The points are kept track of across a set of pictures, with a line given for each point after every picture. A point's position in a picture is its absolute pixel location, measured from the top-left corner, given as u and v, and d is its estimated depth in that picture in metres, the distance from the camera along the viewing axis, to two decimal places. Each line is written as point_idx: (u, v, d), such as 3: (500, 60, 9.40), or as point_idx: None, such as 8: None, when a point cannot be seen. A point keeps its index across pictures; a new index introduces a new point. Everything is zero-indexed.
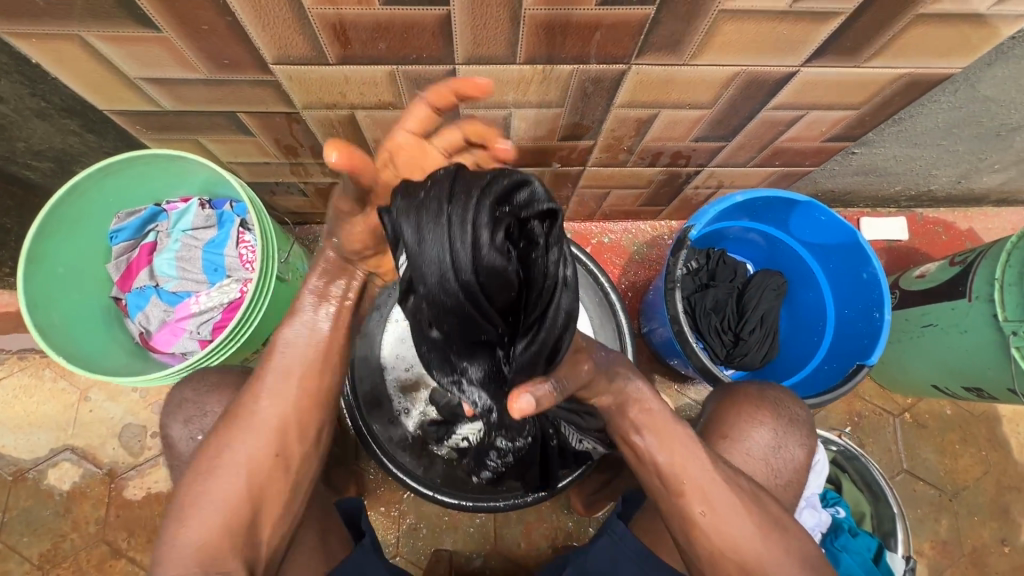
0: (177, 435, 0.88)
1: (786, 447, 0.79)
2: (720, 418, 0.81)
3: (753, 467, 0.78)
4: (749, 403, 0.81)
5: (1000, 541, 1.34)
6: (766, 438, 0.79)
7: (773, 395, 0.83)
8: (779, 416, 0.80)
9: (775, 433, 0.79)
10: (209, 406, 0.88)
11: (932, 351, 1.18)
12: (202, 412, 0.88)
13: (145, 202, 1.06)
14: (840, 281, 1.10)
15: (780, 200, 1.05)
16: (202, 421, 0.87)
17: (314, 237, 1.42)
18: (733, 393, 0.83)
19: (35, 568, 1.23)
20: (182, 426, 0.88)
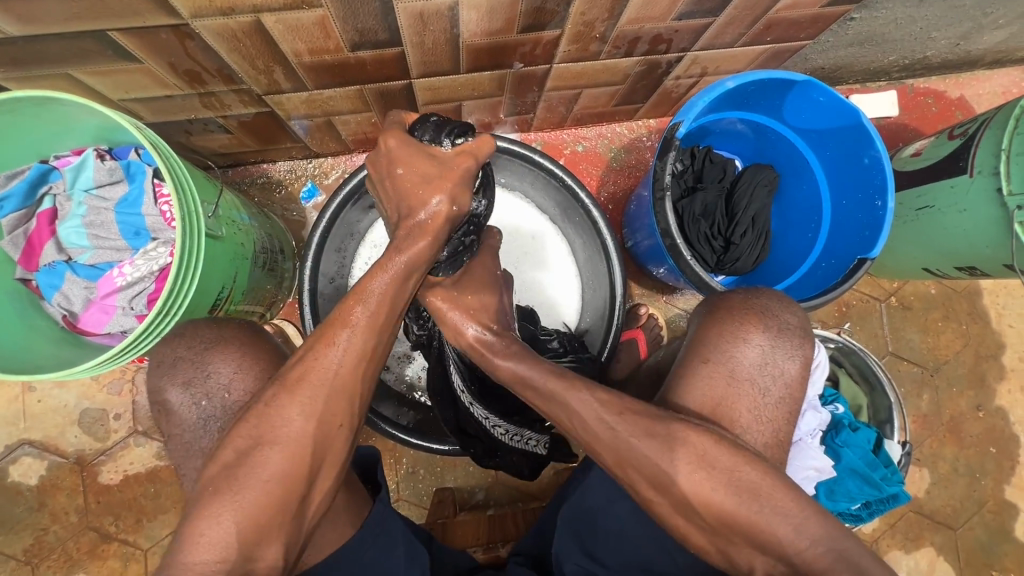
0: (173, 401, 0.76)
1: (775, 362, 0.72)
2: (703, 338, 0.74)
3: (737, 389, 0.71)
4: (730, 317, 0.75)
5: (975, 407, 1.39)
6: (753, 355, 0.72)
7: (763, 304, 0.76)
8: (767, 326, 0.73)
9: (767, 348, 0.72)
10: (211, 368, 0.76)
11: (925, 235, 1.14)
12: (203, 375, 0.76)
13: (29, 160, 0.88)
14: (839, 170, 1.01)
15: (775, 82, 0.93)
16: (205, 386, 0.76)
17: (252, 180, 1.25)
18: (715, 307, 0.76)
19: (22, 564, 1.17)
20: (181, 390, 0.76)
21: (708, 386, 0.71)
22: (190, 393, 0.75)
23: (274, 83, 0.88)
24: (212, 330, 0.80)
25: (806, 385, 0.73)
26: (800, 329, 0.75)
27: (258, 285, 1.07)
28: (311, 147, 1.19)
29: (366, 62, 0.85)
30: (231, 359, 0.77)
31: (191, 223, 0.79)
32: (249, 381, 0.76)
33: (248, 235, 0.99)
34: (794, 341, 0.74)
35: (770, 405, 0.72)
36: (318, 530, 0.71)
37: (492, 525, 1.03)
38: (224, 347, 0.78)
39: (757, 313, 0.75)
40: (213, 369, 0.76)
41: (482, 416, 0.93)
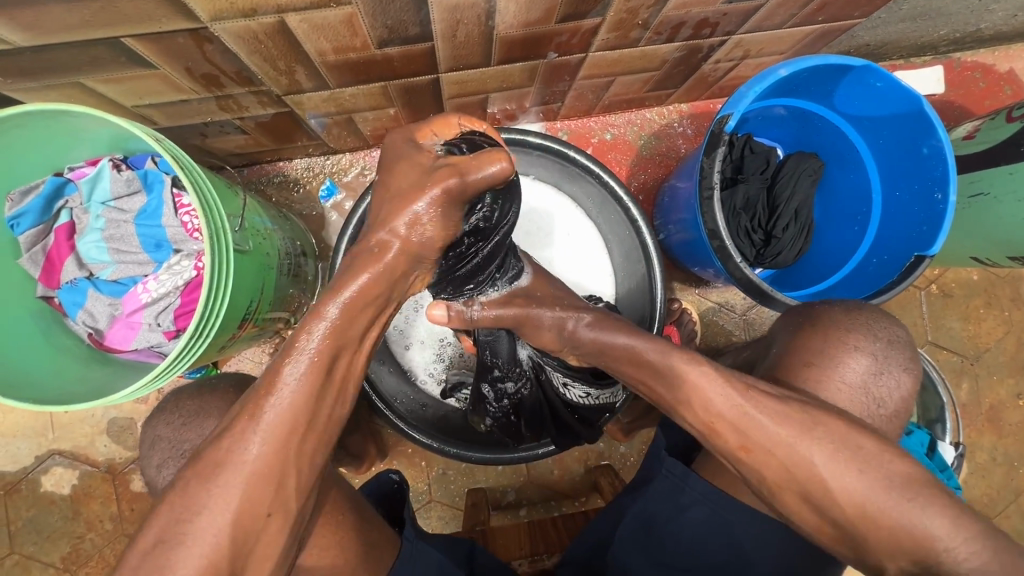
0: (151, 475, 0.78)
1: (888, 373, 0.74)
2: (806, 346, 0.75)
3: (851, 398, 0.72)
4: (835, 327, 0.76)
5: (1016, 396, 1.36)
6: (864, 364, 0.74)
7: (868, 317, 0.77)
8: (876, 339, 0.75)
9: (874, 358, 0.74)
10: (183, 445, 0.76)
11: (977, 223, 1.08)
12: (177, 452, 0.76)
13: (41, 174, 0.83)
14: (892, 159, 0.95)
15: (830, 68, 0.86)
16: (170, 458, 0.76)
17: (269, 179, 1.20)
18: (815, 319, 0.77)
19: (61, 571, 1.18)
20: (157, 469, 0.77)
21: (814, 390, 0.72)
22: (166, 471, 0.76)
23: (296, 83, 0.83)
24: (195, 402, 0.81)
25: (913, 397, 0.75)
26: (907, 343, 0.76)
27: (285, 291, 1.04)
28: (329, 143, 1.14)
29: (394, 58, 0.80)
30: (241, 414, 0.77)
31: (218, 239, 0.75)
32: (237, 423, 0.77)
33: (272, 243, 0.95)
34: (900, 352, 0.76)
35: (882, 415, 0.73)
36: None
37: (532, 532, 1.03)
38: (207, 413, 0.78)
39: (861, 328, 0.75)
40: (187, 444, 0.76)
41: (584, 394, 0.95)
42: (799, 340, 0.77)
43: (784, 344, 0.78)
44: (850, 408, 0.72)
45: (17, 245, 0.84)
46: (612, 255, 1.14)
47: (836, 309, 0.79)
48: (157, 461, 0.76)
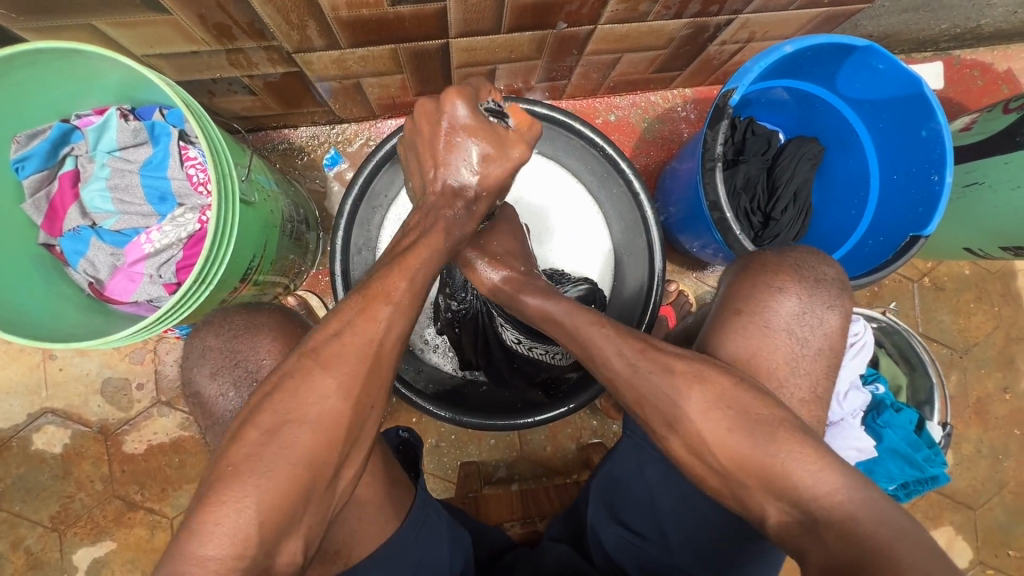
0: (207, 396, 0.76)
1: (814, 311, 0.70)
2: (736, 293, 0.72)
3: (775, 341, 0.69)
4: (763, 271, 0.73)
5: (1002, 389, 1.38)
6: (791, 305, 0.70)
7: (797, 258, 0.74)
8: (802, 277, 0.71)
9: (799, 300, 0.70)
10: (241, 356, 0.76)
11: (970, 213, 1.11)
12: (234, 363, 0.76)
13: (48, 119, 0.84)
14: (892, 142, 0.97)
15: (834, 47, 0.88)
16: (230, 374, 0.75)
17: (273, 145, 1.20)
18: (751, 265, 0.75)
19: (50, 530, 1.17)
20: (211, 379, 0.76)
21: (739, 337, 0.69)
22: (221, 380, 0.75)
23: (306, 40, 0.83)
24: (241, 316, 0.79)
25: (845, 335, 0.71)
26: (837, 282, 0.73)
27: (287, 254, 1.04)
28: (335, 111, 1.14)
29: (405, 18, 0.80)
30: (267, 341, 0.76)
31: (225, 188, 0.76)
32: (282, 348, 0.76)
33: (276, 202, 0.96)
34: (829, 291, 0.72)
35: (809, 358, 0.69)
36: (362, 508, 0.70)
37: (523, 498, 1.05)
38: (256, 332, 0.77)
39: (788, 268, 0.73)
40: (246, 354, 0.76)
41: (515, 339, 1.02)
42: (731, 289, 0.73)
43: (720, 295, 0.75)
44: (775, 353, 0.69)
45: (21, 190, 0.84)
46: (612, 229, 1.15)
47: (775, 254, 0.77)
48: (211, 370, 0.76)
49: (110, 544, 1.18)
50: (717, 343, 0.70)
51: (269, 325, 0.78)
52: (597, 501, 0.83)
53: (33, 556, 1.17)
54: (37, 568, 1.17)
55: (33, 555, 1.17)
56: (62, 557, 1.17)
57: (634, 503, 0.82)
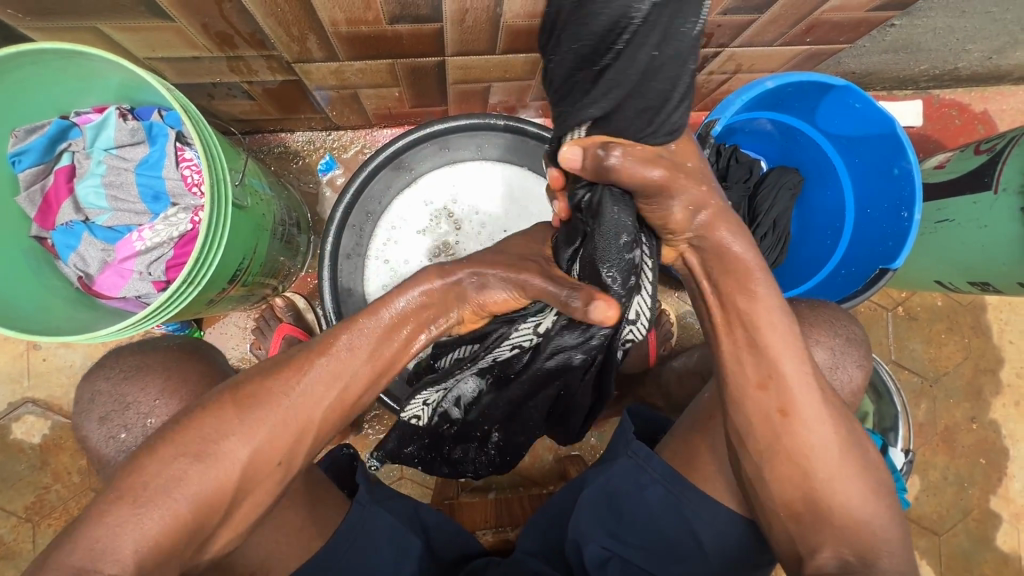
0: (92, 433, 0.77)
1: (844, 367, 0.79)
2: None
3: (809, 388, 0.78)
4: (804, 324, 0.81)
5: (969, 419, 1.42)
6: (824, 358, 0.79)
7: (829, 315, 0.83)
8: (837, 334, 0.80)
9: (831, 353, 0.79)
10: (131, 399, 0.76)
11: (940, 248, 1.15)
12: (124, 407, 0.76)
13: (47, 115, 0.85)
14: (866, 177, 1.01)
15: (814, 85, 0.92)
16: (126, 418, 0.76)
17: (269, 149, 1.22)
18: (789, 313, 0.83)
19: (23, 520, 1.17)
20: (99, 422, 0.76)
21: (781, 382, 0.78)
22: (111, 424, 0.76)
23: (306, 52, 0.86)
24: (135, 357, 0.80)
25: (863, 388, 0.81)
26: (862, 341, 0.83)
27: (277, 256, 1.06)
28: (331, 118, 1.16)
29: (403, 36, 0.83)
30: (161, 389, 0.76)
31: (219, 192, 0.78)
32: (172, 404, 0.76)
33: (269, 206, 0.98)
34: (855, 350, 0.82)
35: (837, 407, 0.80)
36: None
37: (497, 507, 1.07)
38: (147, 373, 0.77)
39: (821, 322, 0.81)
40: (135, 400, 0.76)
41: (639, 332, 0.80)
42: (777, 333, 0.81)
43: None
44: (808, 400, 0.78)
45: (16, 183, 0.86)
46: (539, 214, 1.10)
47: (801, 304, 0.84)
48: (100, 415, 0.76)
49: None
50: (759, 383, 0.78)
51: (159, 368, 0.78)
52: (582, 513, 0.84)
53: (5, 546, 1.16)
54: (8, 558, 1.16)
55: (4, 545, 1.16)
56: (35, 548, 1.17)
57: (603, 513, 0.84)
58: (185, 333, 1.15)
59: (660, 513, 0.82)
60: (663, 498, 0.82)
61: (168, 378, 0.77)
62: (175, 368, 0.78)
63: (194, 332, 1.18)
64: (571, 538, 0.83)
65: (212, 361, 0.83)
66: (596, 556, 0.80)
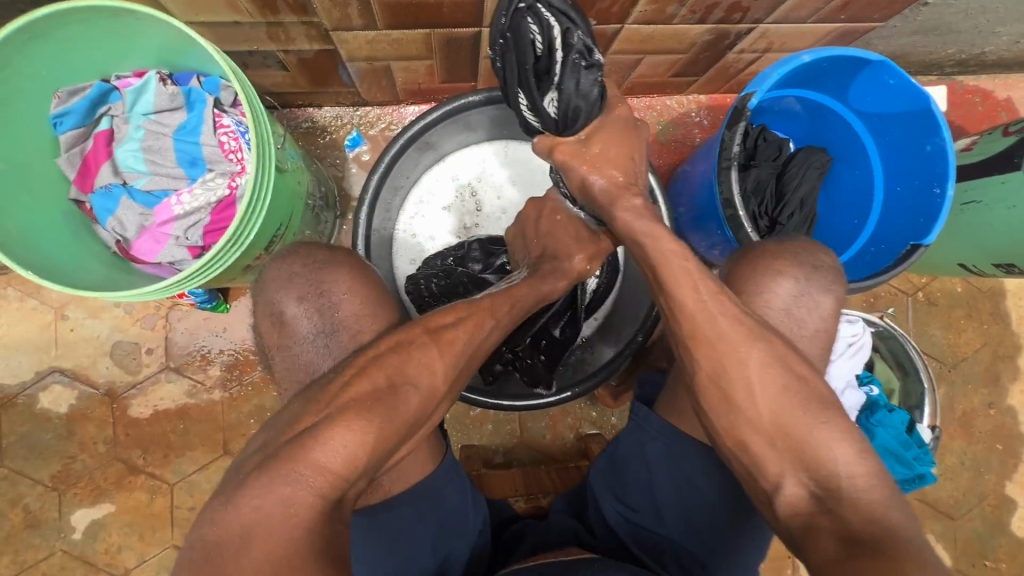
0: (286, 313, 0.76)
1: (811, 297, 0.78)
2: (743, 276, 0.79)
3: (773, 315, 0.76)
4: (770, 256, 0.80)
5: (987, 405, 1.43)
6: (789, 288, 0.78)
7: (798, 248, 0.82)
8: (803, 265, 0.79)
9: (798, 283, 0.78)
10: (326, 286, 0.77)
11: (967, 231, 1.16)
12: (317, 294, 0.76)
13: (87, 78, 0.86)
14: (897, 155, 1.01)
15: (849, 60, 0.92)
16: (318, 302, 0.76)
17: (297, 123, 1.22)
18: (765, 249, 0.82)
19: (49, 489, 1.18)
20: (296, 303, 0.76)
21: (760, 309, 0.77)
22: (306, 306, 0.75)
23: (345, 19, 0.86)
24: (325, 251, 0.80)
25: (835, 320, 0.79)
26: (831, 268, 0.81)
27: (308, 228, 1.07)
28: (361, 93, 1.17)
29: (444, 3, 0.84)
30: (349, 277, 0.78)
31: (263, 154, 0.79)
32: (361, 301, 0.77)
33: (303, 175, 0.98)
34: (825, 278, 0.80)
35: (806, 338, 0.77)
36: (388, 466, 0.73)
37: (525, 478, 1.07)
38: (337, 266, 0.78)
39: (787, 254, 0.80)
40: (328, 288, 0.76)
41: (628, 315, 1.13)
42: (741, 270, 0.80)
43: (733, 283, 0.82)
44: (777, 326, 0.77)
45: (56, 145, 0.86)
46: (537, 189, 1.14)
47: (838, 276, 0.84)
48: (299, 293, 0.76)
49: (109, 506, 1.18)
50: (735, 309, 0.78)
51: (346, 264, 0.79)
52: (608, 475, 0.86)
53: (31, 514, 1.17)
54: (34, 527, 1.17)
55: (31, 513, 1.17)
56: (61, 517, 1.18)
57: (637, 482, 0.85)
58: (212, 306, 1.15)
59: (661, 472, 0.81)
60: (665, 455, 0.81)
61: (356, 269, 0.79)
62: (369, 273, 0.80)
63: (220, 306, 1.18)
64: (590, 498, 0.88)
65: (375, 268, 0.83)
66: (613, 516, 0.84)
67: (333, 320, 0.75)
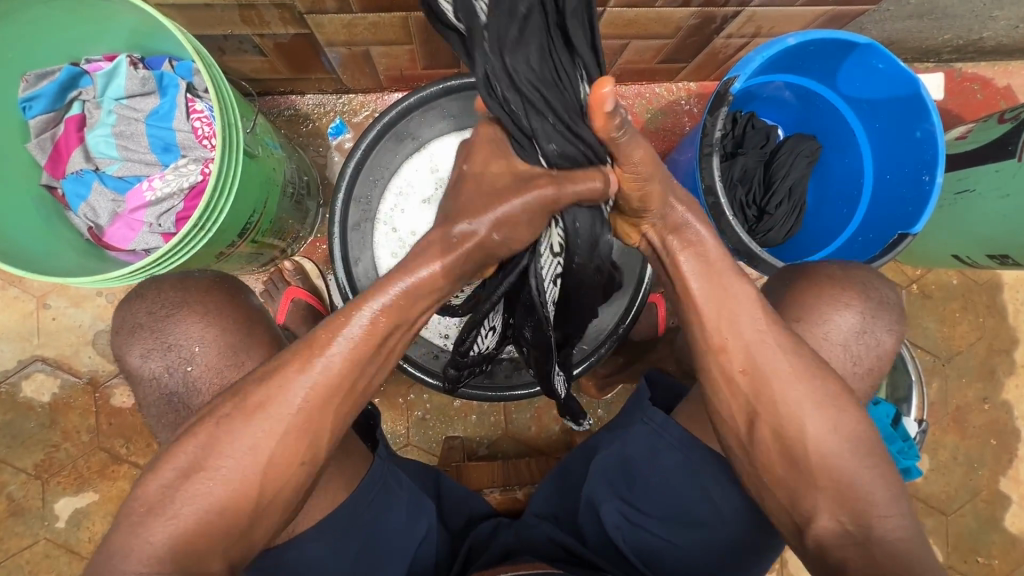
0: (131, 361, 0.76)
1: (871, 332, 0.78)
2: (802, 302, 0.78)
3: (832, 352, 0.77)
4: (831, 286, 0.79)
5: (982, 399, 1.41)
6: (851, 322, 0.78)
7: (863, 277, 0.80)
8: (867, 297, 0.78)
9: (862, 317, 0.78)
10: (174, 337, 0.75)
11: (960, 221, 1.13)
12: (164, 347, 0.75)
13: (58, 61, 0.85)
14: (887, 143, 0.99)
15: (836, 44, 0.90)
16: (166, 354, 0.75)
17: (279, 111, 1.21)
18: (810, 273, 0.80)
19: (32, 478, 1.18)
20: (139, 358, 0.76)
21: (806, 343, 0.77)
22: (152, 362, 0.75)
23: (319, 1, 0.84)
24: (177, 291, 0.78)
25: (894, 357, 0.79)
26: (894, 305, 0.80)
27: (287, 216, 1.05)
28: (343, 79, 1.15)
29: None
30: (202, 317, 0.76)
31: (230, 138, 0.77)
32: (213, 355, 0.75)
33: (279, 162, 0.97)
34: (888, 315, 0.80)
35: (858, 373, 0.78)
36: None
37: (505, 470, 1.08)
38: (186, 310, 0.76)
39: (854, 286, 0.79)
40: (176, 338, 0.75)
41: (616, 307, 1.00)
42: (794, 295, 0.79)
43: (770, 302, 0.80)
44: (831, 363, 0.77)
45: (26, 130, 0.85)
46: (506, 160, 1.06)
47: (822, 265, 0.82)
48: (142, 350, 0.75)
49: (92, 495, 1.18)
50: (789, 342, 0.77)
51: (200, 307, 0.77)
52: (597, 475, 0.85)
53: (15, 503, 1.17)
54: (18, 515, 1.17)
55: (14, 502, 1.17)
56: (44, 506, 1.18)
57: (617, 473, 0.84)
58: None
59: (680, 481, 0.81)
60: (681, 466, 0.81)
61: (208, 310, 0.77)
62: (225, 315, 0.77)
63: None
64: (585, 498, 0.85)
65: (249, 299, 0.82)
66: (612, 518, 0.82)
67: (192, 368, 0.75)
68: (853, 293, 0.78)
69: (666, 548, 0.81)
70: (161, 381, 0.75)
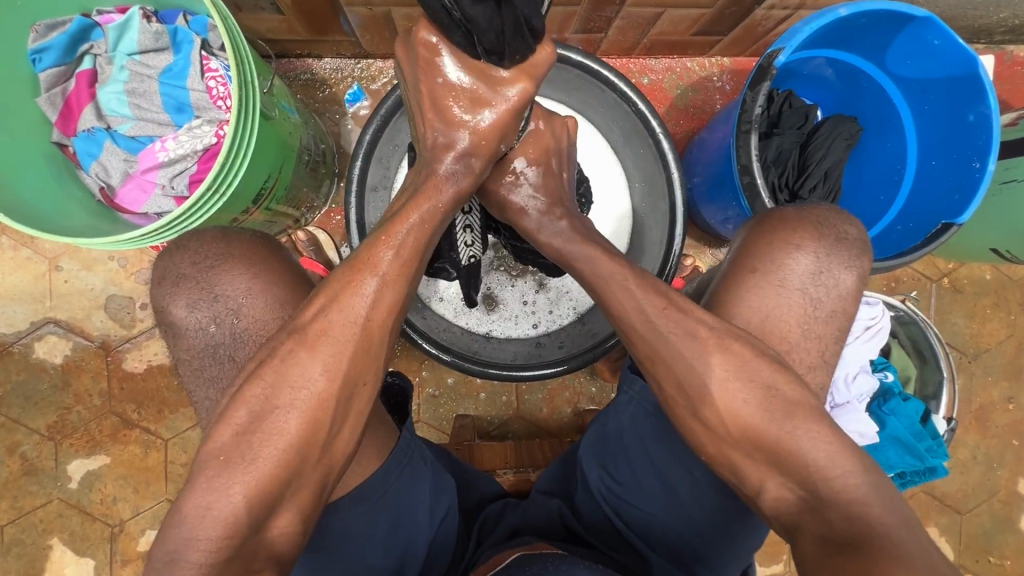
0: (177, 314, 0.71)
1: (829, 271, 0.72)
2: (756, 251, 0.72)
3: (785, 301, 0.71)
4: (782, 227, 0.73)
5: (1006, 399, 1.37)
6: (805, 265, 0.72)
7: (817, 217, 0.74)
8: (821, 234, 0.72)
9: (816, 258, 0.71)
10: (219, 289, 0.71)
11: (1002, 213, 1.08)
12: (212, 298, 0.70)
13: (70, 12, 0.82)
14: (935, 126, 0.93)
15: (890, 16, 0.84)
16: (212, 307, 0.70)
17: (296, 75, 1.17)
18: (767, 221, 0.75)
19: (45, 439, 1.18)
20: (186, 310, 0.71)
21: (758, 298, 0.71)
22: (199, 313, 0.70)
23: None
24: (221, 243, 0.73)
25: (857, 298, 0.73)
26: (858, 241, 0.74)
27: (302, 184, 1.02)
28: (362, 43, 1.10)
29: None
30: (249, 269, 0.72)
31: (246, 98, 0.74)
32: (261, 306, 0.70)
33: (295, 127, 0.93)
34: (847, 251, 0.74)
35: (823, 318, 0.71)
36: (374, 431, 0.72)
37: (518, 452, 1.07)
38: (231, 263, 0.72)
39: (808, 225, 0.73)
40: (223, 290, 0.71)
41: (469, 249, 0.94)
42: (749, 243, 0.74)
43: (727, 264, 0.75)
44: (789, 313, 0.71)
45: (37, 84, 0.82)
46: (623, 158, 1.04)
47: (793, 210, 0.76)
48: (189, 301, 0.70)
49: (104, 458, 1.19)
50: (739, 305, 0.71)
51: (245, 258, 0.72)
52: (586, 451, 0.84)
53: (28, 462, 1.18)
54: (31, 474, 1.18)
55: (28, 461, 1.18)
56: (57, 467, 1.18)
57: (605, 448, 0.82)
58: None
59: (653, 447, 0.77)
60: (654, 431, 0.76)
61: (253, 262, 0.72)
62: (271, 269, 0.72)
63: None
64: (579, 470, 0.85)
65: (285, 252, 0.76)
66: (597, 486, 0.81)
67: (240, 321, 0.70)
68: (795, 228, 0.73)
69: (652, 522, 0.78)
70: (207, 338, 0.70)
